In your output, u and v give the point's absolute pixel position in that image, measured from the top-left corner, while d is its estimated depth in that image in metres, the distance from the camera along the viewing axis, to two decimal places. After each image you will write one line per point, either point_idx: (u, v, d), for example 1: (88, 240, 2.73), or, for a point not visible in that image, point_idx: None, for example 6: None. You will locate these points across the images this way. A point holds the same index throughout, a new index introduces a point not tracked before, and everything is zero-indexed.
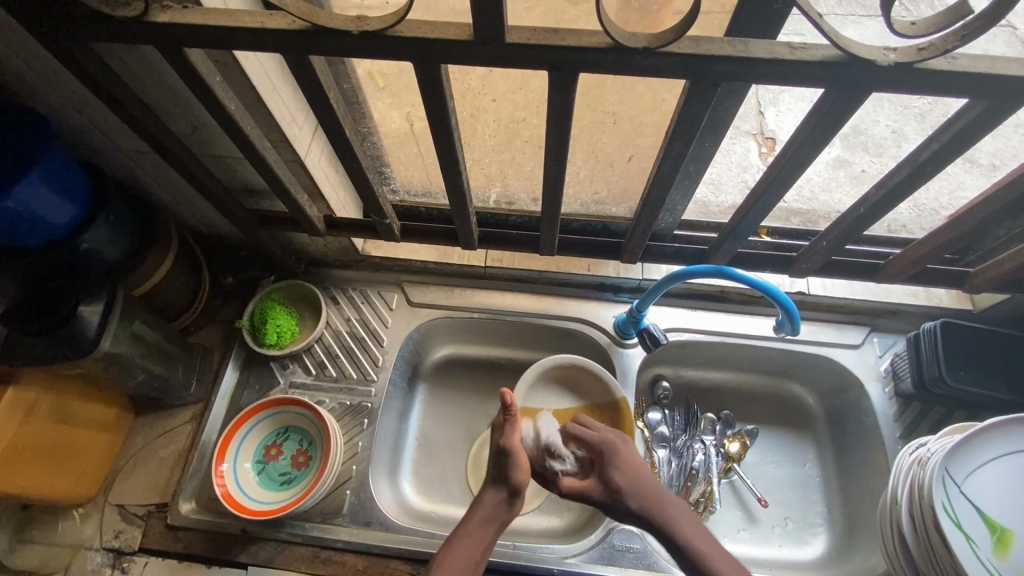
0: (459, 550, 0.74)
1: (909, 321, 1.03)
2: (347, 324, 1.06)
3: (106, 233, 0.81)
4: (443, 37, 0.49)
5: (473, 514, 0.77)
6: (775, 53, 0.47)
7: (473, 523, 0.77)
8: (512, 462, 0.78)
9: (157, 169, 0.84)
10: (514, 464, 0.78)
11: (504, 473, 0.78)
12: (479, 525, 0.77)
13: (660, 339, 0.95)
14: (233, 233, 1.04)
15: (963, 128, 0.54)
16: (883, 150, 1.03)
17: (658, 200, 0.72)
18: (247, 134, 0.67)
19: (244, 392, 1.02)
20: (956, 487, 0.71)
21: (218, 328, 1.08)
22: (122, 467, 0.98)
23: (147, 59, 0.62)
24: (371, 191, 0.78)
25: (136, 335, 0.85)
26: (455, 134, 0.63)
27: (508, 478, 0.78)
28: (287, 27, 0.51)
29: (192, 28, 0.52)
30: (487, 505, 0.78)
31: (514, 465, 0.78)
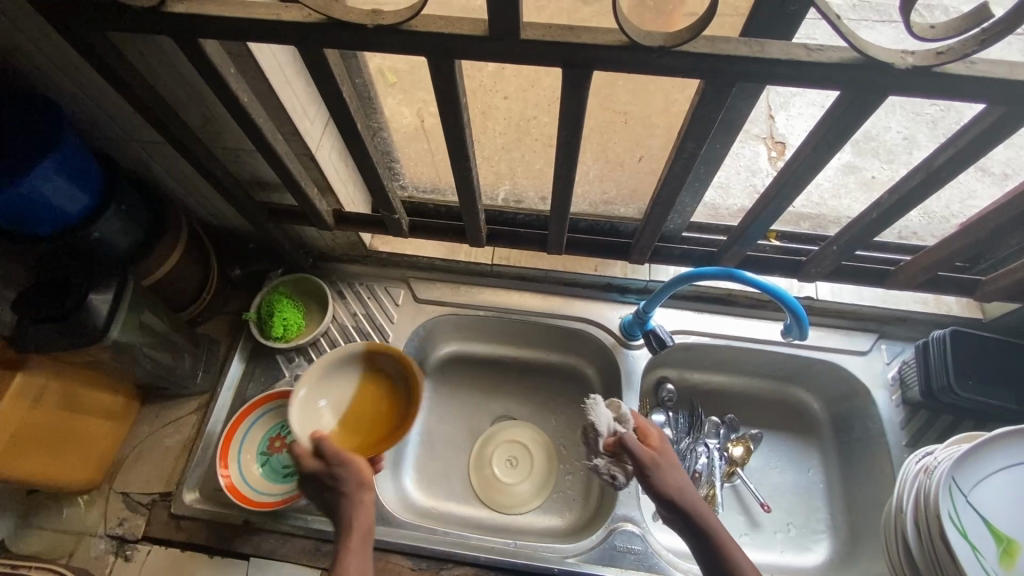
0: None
1: (918, 329, 1.02)
2: (353, 318, 1.07)
3: (117, 222, 0.81)
4: (458, 33, 0.49)
5: (348, 539, 0.69)
6: (792, 55, 0.46)
7: (354, 545, 0.68)
8: (343, 477, 0.73)
9: (169, 160, 0.85)
10: (333, 460, 0.74)
11: (337, 473, 0.73)
12: (358, 544, 0.69)
13: (666, 342, 0.93)
14: (242, 226, 1.04)
15: (979, 134, 0.53)
16: (893, 157, 1.02)
17: (668, 202, 0.71)
18: (260, 126, 0.67)
19: (250, 384, 1.02)
20: (963, 497, 0.70)
21: (225, 320, 1.09)
22: (128, 456, 0.98)
23: (162, 50, 0.63)
24: (381, 186, 0.78)
25: (144, 325, 0.85)
26: (466, 131, 0.63)
27: (343, 475, 0.73)
28: (302, 19, 0.51)
29: (207, 18, 0.52)
30: (357, 523, 0.70)
31: (352, 481, 0.73)
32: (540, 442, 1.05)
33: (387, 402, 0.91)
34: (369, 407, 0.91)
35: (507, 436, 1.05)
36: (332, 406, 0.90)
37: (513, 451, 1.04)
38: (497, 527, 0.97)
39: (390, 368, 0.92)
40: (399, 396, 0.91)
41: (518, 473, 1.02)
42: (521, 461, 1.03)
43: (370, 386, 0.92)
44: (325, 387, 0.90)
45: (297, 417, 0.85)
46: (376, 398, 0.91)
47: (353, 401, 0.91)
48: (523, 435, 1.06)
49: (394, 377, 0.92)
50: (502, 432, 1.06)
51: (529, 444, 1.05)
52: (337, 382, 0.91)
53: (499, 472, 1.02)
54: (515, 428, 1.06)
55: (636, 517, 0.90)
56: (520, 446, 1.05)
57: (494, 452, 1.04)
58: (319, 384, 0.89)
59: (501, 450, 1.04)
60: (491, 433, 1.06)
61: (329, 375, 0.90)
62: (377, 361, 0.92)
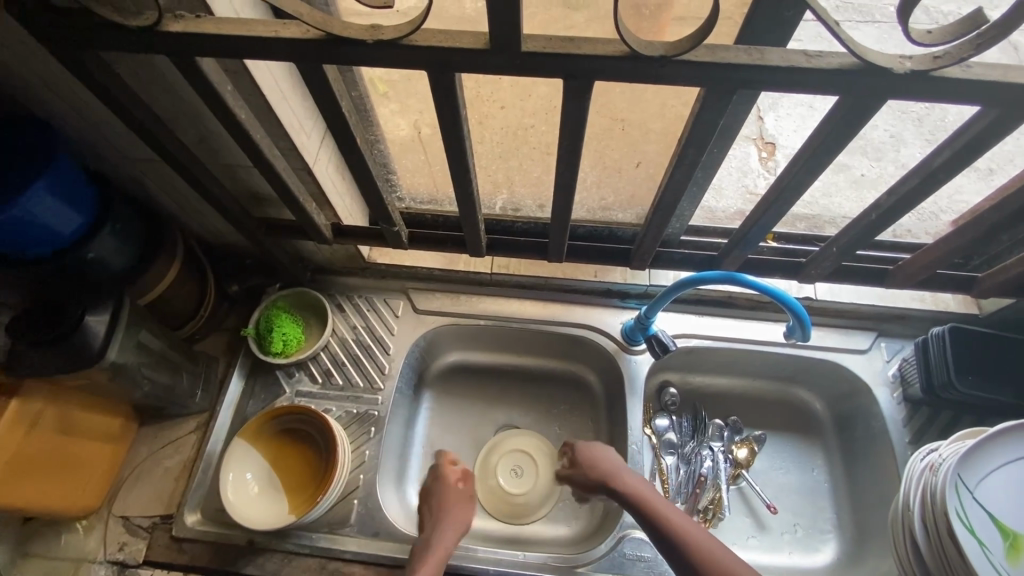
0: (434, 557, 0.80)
1: (916, 326, 1.03)
2: (353, 331, 1.06)
3: (113, 241, 0.81)
4: (458, 46, 0.49)
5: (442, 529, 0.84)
6: (791, 61, 0.47)
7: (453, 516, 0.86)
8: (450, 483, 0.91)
9: (164, 178, 0.84)
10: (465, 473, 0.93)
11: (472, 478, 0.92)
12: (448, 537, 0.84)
13: (669, 346, 0.92)
14: (238, 241, 1.03)
15: (975, 136, 0.54)
16: (882, 154, 1.03)
17: (667, 208, 0.71)
18: (257, 142, 0.66)
19: (250, 401, 1.01)
20: (970, 493, 0.70)
21: (222, 337, 1.07)
22: (127, 479, 0.96)
23: (157, 69, 0.62)
24: (380, 200, 0.78)
25: (142, 345, 0.84)
26: (466, 142, 0.63)
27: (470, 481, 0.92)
28: (301, 36, 0.50)
29: (204, 37, 0.51)
30: (454, 502, 0.89)
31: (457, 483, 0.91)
32: (545, 451, 1.03)
33: (308, 453, 0.92)
34: (290, 463, 0.91)
35: (512, 446, 1.03)
36: (259, 474, 0.89)
37: (518, 460, 1.02)
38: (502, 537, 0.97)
39: (296, 423, 0.92)
40: (311, 442, 0.92)
41: (524, 482, 1.00)
42: (526, 470, 1.01)
43: (271, 448, 0.91)
44: (241, 462, 0.88)
45: (228, 502, 0.84)
46: (274, 457, 0.91)
47: (274, 463, 0.91)
48: (528, 443, 1.04)
49: (301, 428, 0.92)
50: (506, 441, 1.04)
51: (532, 451, 1.03)
52: (250, 452, 0.89)
53: (504, 482, 1.00)
54: (520, 437, 1.04)
55: None
56: (525, 454, 1.03)
57: (499, 462, 1.02)
58: (235, 459, 0.88)
59: (506, 460, 1.02)
60: (496, 442, 1.04)
61: (240, 449, 0.89)
62: (281, 422, 0.92)
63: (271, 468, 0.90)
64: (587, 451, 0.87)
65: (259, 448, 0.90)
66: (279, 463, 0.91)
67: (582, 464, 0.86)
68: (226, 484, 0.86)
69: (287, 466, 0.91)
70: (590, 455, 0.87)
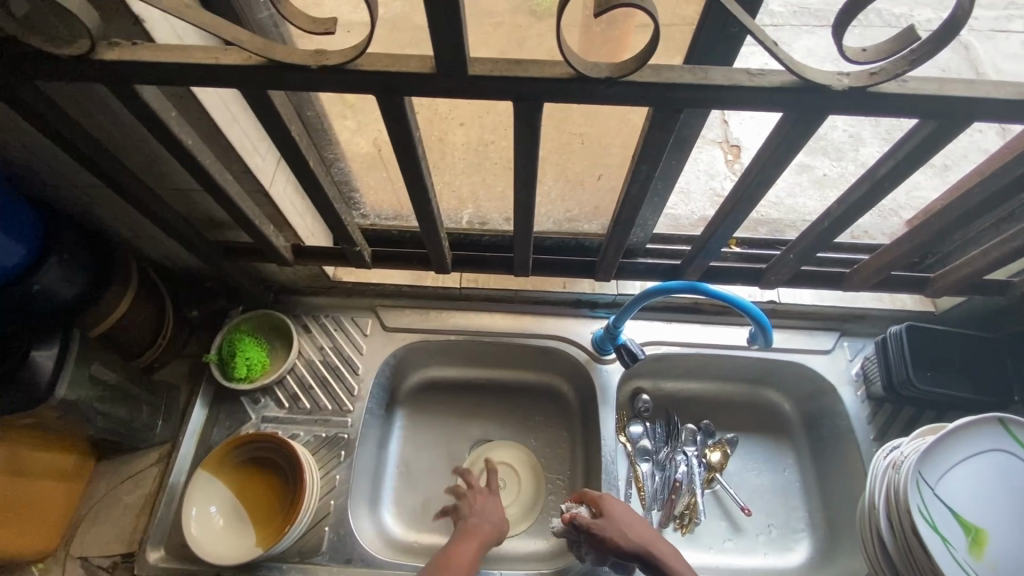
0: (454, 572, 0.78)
1: (877, 325, 1.06)
2: (320, 352, 1.04)
3: (60, 273, 0.77)
4: (404, 70, 0.48)
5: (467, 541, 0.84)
6: (734, 80, 0.47)
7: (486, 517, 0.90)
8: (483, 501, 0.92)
9: (113, 204, 0.81)
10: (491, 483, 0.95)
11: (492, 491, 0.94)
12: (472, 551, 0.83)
13: (638, 355, 0.94)
14: (197, 265, 1.00)
15: (915, 146, 0.55)
16: (842, 154, 1.04)
17: (627, 222, 0.72)
18: (207, 168, 0.64)
19: (214, 429, 0.98)
20: (930, 490, 0.72)
21: (183, 364, 1.04)
22: (86, 517, 0.92)
23: (97, 98, 0.60)
24: (339, 221, 0.76)
25: (95, 378, 0.81)
26: (422, 163, 0.63)
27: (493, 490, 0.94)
28: (243, 63, 0.49)
29: (141, 64, 0.50)
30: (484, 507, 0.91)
31: (490, 501, 0.92)
32: (522, 462, 1.04)
33: (278, 483, 0.89)
34: (257, 494, 0.89)
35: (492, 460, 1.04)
36: (225, 507, 0.87)
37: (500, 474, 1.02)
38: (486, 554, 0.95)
39: (262, 452, 0.90)
40: (279, 470, 0.90)
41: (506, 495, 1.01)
42: (507, 484, 1.02)
43: (238, 480, 0.89)
44: (205, 495, 0.86)
45: (192, 538, 0.81)
46: (241, 488, 0.88)
47: (241, 494, 0.88)
48: (507, 456, 1.04)
49: (267, 456, 0.90)
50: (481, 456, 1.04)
51: (513, 462, 1.03)
52: (215, 485, 0.87)
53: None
54: (500, 450, 1.05)
55: None
56: (506, 467, 1.03)
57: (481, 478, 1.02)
58: (198, 494, 0.85)
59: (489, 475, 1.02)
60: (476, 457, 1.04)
61: (204, 482, 0.86)
62: (245, 452, 0.89)
63: (237, 501, 0.87)
64: (624, 513, 0.81)
65: (225, 481, 0.88)
66: (246, 495, 0.88)
67: (617, 524, 0.80)
68: (190, 520, 0.83)
69: (254, 497, 0.88)
70: (624, 516, 0.81)
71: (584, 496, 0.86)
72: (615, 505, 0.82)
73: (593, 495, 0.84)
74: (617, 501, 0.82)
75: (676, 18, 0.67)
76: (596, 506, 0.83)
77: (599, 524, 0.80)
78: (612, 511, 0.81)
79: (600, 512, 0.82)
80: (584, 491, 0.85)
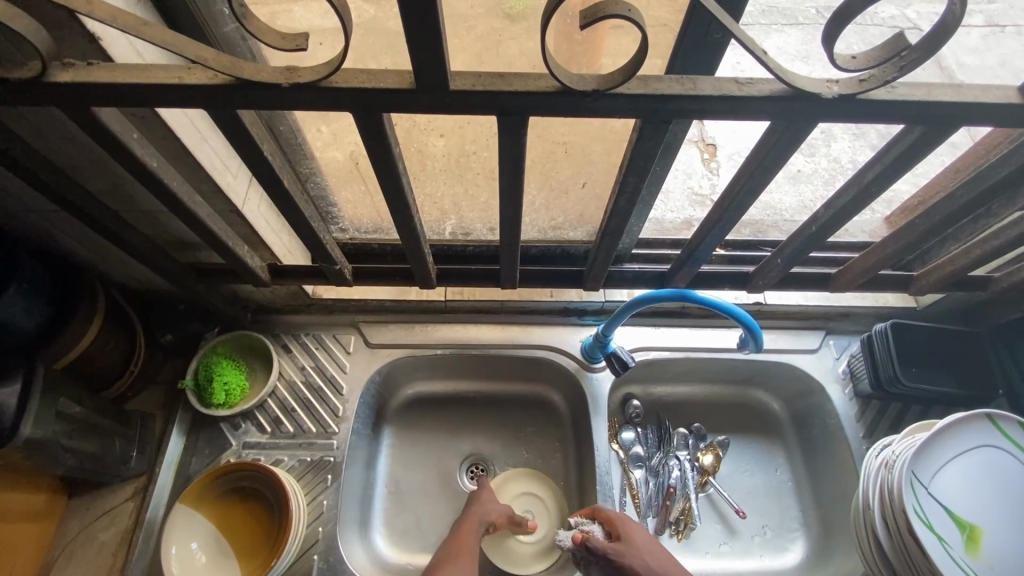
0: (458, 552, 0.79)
1: (861, 322, 1.06)
2: (302, 372, 1.00)
3: (20, 304, 0.73)
4: (382, 86, 0.46)
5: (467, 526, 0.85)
6: (723, 89, 0.46)
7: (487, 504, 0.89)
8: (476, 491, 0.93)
9: (74, 229, 0.77)
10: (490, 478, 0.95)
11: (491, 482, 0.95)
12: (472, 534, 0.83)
13: (628, 363, 0.91)
14: (168, 288, 0.96)
15: (903, 151, 0.55)
16: (814, 150, 1.04)
17: (615, 232, 0.70)
18: (174, 191, 0.61)
19: (192, 459, 0.94)
20: (924, 489, 0.72)
21: (158, 391, 1.00)
22: (58, 559, 0.87)
23: (52, 120, 0.56)
24: (317, 240, 0.73)
25: (62, 414, 0.76)
26: (403, 179, 0.60)
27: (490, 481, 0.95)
28: (208, 82, 0.46)
29: (98, 86, 0.46)
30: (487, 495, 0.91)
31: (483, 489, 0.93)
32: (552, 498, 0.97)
33: (262, 514, 0.86)
34: (240, 527, 0.85)
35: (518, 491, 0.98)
36: (206, 542, 0.82)
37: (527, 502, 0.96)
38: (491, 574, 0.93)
39: (245, 482, 0.86)
40: (263, 501, 0.86)
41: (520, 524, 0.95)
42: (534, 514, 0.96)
43: (220, 513, 0.85)
44: (185, 532, 0.81)
45: None
46: (225, 522, 0.85)
47: (223, 528, 0.84)
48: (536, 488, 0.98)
49: (250, 486, 0.86)
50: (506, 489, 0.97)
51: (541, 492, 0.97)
52: (195, 519, 0.83)
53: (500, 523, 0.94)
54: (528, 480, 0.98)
55: None
56: (535, 497, 0.97)
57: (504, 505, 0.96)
58: (178, 530, 0.81)
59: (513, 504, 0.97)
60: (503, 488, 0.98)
61: (183, 517, 0.82)
62: (227, 482, 0.85)
63: (219, 536, 0.83)
64: (644, 538, 0.79)
65: (206, 515, 0.84)
66: (230, 528, 0.84)
67: (637, 546, 0.78)
68: (170, 559, 0.78)
69: (238, 530, 0.85)
70: (643, 540, 0.79)
71: (598, 513, 0.85)
72: (635, 528, 0.81)
73: (609, 518, 0.83)
74: (638, 525, 0.81)
75: (653, 19, 0.66)
76: (613, 527, 0.81)
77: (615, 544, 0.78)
78: (631, 532, 0.80)
79: (617, 533, 0.80)
80: (600, 512, 0.84)
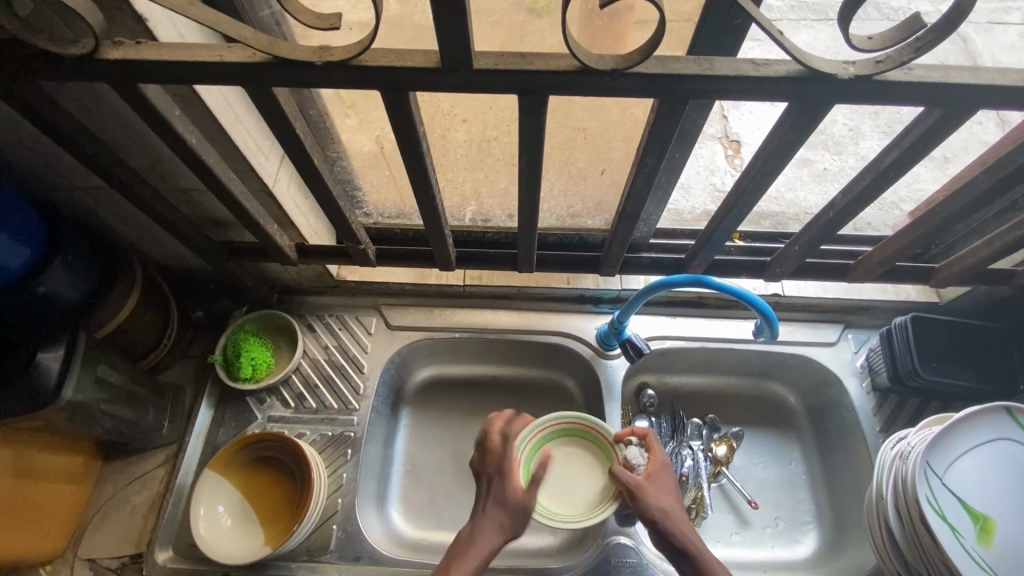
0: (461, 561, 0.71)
1: (880, 317, 1.06)
2: (325, 351, 1.04)
3: (64, 275, 0.77)
4: (410, 65, 0.48)
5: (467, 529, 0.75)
6: (740, 70, 0.47)
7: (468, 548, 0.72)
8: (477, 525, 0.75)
9: (117, 206, 0.81)
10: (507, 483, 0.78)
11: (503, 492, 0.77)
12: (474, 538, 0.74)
13: (643, 349, 0.94)
14: (201, 266, 1.00)
15: (921, 134, 0.55)
16: (842, 147, 1.04)
17: (632, 216, 0.72)
18: (212, 168, 0.64)
19: (220, 430, 0.98)
20: (938, 479, 0.72)
21: (189, 365, 1.04)
22: (93, 519, 0.93)
23: (102, 98, 0.60)
24: (344, 219, 0.76)
25: (101, 380, 0.81)
26: (426, 160, 0.62)
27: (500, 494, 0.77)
28: (247, 60, 0.49)
29: (146, 63, 0.49)
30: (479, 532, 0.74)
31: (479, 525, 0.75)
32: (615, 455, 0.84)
33: (285, 483, 0.89)
34: (264, 494, 0.88)
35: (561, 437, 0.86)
36: (232, 506, 0.87)
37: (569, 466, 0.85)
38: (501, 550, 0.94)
39: (270, 452, 0.89)
40: (287, 470, 0.90)
41: (559, 490, 0.84)
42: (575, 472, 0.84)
43: (245, 480, 0.89)
44: (212, 495, 0.86)
45: (200, 538, 0.81)
46: (251, 488, 0.88)
47: (248, 494, 0.88)
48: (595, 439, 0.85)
49: (274, 456, 0.90)
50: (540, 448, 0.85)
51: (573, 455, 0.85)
52: (223, 485, 0.87)
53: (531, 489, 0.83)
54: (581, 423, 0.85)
55: (629, 530, 0.89)
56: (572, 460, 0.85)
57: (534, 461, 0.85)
58: (206, 493, 0.85)
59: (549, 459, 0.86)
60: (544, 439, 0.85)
61: (211, 482, 0.86)
62: (253, 451, 0.89)
63: (244, 501, 0.87)
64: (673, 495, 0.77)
65: (231, 481, 0.88)
66: (255, 494, 0.88)
67: (662, 496, 0.76)
68: (198, 520, 0.83)
69: (261, 497, 0.88)
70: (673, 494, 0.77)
71: (645, 439, 0.83)
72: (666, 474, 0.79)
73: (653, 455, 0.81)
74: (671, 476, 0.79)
75: (677, 14, 0.68)
76: (651, 463, 0.80)
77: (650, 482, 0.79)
78: (664, 481, 0.78)
79: (649, 474, 0.79)
80: (650, 442, 0.82)
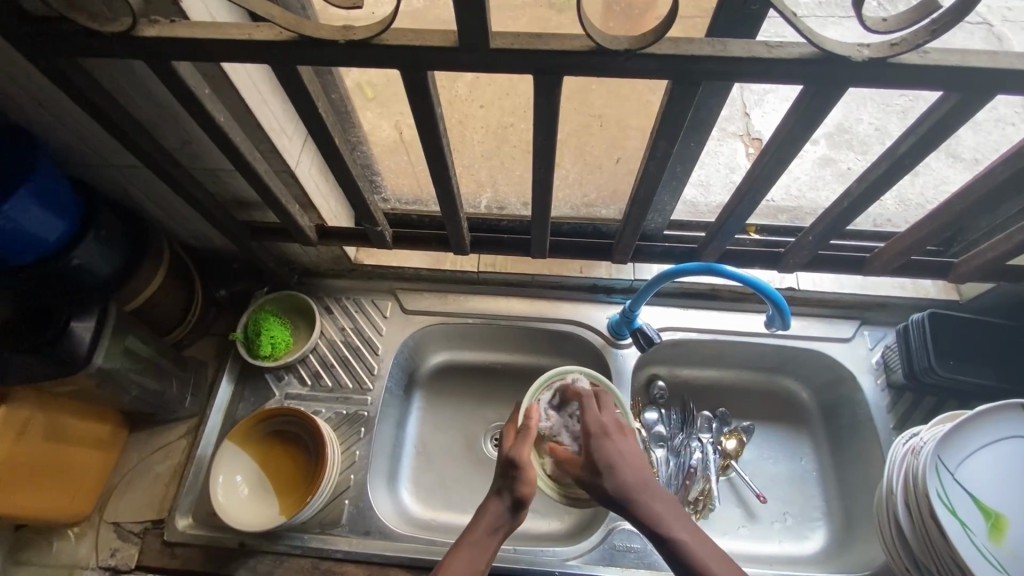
0: (465, 554, 0.74)
1: (897, 314, 1.04)
2: (341, 333, 1.06)
3: (97, 248, 0.81)
4: (428, 45, 0.50)
5: (478, 521, 0.77)
6: (754, 52, 0.48)
7: (480, 543, 0.75)
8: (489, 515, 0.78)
9: (147, 184, 0.85)
10: (523, 475, 0.78)
11: (510, 482, 0.79)
12: (485, 532, 0.76)
13: (654, 337, 0.94)
14: (225, 246, 1.04)
15: (939, 120, 0.54)
16: (868, 147, 1.04)
17: (644, 202, 0.72)
18: (238, 146, 0.67)
19: (239, 405, 1.01)
20: (950, 475, 0.71)
21: (210, 342, 1.08)
22: (118, 485, 0.97)
23: (137, 75, 0.63)
24: (363, 200, 0.78)
25: (129, 350, 0.84)
26: (443, 141, 0.64)
27: (515, 489, 0.78)
28: (274, 38, 0.51)
29: (179, 40, 0.52)
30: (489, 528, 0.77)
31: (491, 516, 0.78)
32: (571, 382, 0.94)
33: (299, 457, 0.92)
34: (279, 466, 0.92)
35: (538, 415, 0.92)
36: (250, 476, 0.90)
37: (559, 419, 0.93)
38: (509, 532, 0.95)
39: (288, 425, 0.93)
40: (301, 444, 0.93)
41: None
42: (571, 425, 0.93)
43: (263, 451, 0.92)
44: (231, 464, 0.89)
45: (217, 505, 0.85)
46: (268, 458, 0.92)
47: (264, 465, 0.91)
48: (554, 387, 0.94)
49: (292, 430, 0.93)
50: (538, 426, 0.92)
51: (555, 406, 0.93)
52: (242, 455, 0.90)
53: None
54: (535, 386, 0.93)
55: None
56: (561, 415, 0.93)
57: None
58: (226, 462, 0.88)
59: None
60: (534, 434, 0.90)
61: (230, 452, 0.89)
62: (272, 424, 0.92)
63: (261, 471, 0.91)
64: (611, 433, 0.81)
65: (249, 452, 0.91)
66: (271, 466, 0.91)
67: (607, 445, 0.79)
68: (217, 486, 0.86)
69: (277, 468, 0.91)
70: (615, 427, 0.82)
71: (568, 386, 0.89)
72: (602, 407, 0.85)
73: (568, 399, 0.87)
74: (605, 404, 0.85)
75: (697, 10, 0.67)
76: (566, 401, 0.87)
77: (586, 426, 0.83)
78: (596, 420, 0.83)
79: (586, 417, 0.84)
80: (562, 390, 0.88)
